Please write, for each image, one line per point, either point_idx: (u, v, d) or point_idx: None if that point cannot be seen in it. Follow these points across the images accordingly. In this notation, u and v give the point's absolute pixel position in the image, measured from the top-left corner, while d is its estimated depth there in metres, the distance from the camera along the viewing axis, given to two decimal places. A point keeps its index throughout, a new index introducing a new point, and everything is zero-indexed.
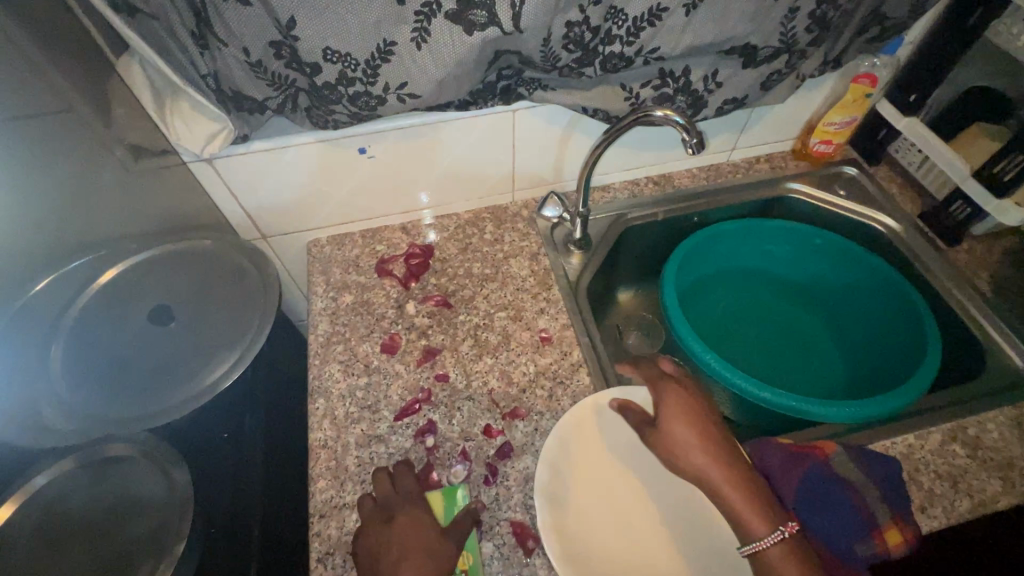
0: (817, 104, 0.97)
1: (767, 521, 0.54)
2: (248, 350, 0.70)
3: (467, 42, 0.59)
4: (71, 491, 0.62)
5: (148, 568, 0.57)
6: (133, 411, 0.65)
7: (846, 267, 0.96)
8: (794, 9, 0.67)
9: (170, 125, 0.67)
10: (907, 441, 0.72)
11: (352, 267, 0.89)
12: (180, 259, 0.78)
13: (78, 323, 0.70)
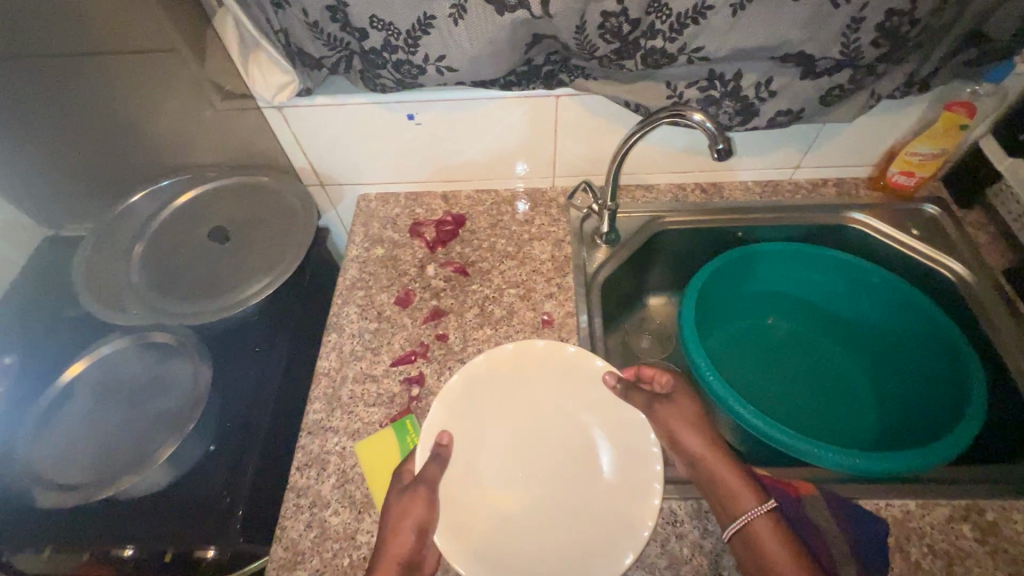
0: (902, 130, 0.88)
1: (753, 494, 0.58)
2: (276, 278, 0.80)
3: (499, 21, 0.62)
4: (126, 362, 0.78)
5: (163, 441, 0.71)
6: (179, 309, 0.78)
7: (900, 313, 0.87)
8: (858, 18, 0.62)
9: (250, 75, 0.77)
10: (907, 506, 0.66)
11: (390, 224, 0.96)
12: (245, 192, 0.91)
13: (157, 233, 0.86)
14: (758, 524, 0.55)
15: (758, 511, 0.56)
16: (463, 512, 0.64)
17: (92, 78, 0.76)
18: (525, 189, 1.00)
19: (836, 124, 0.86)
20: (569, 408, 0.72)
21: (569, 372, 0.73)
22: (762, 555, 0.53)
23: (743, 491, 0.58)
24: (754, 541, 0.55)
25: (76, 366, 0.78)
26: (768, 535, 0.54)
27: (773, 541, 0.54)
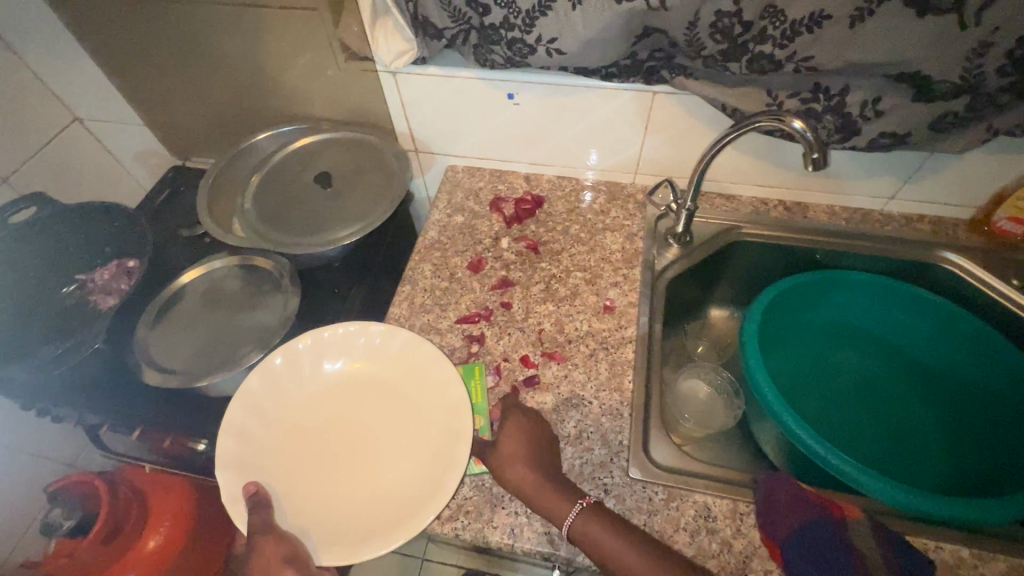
0: (1017, 173, 0.83)
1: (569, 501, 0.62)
2: (367, 225, 0.87)
3: (615, 10, 0.66)
4: (229, 279, 0.89)
5: (247, 349, 0.79)
6: (281, 239, 0.87)
7: (986, 364, 0.82)
8: (985, 44, 0.60)
9: (375, 39, 0.84)
10: (958, 553, 0.63)
11: (472, 196, 1.02)
12: (350, 145, 0.98)
13: (272, 170, 0.96)
14: (585, 529, 0.59)
15: (577, 512, 0.60)
16: (290, 503, 0.64)
17: (247, 26, 0.88)
18: (606, 182, 1.03)
19: (943, 157, 0.82)
20: (377, 387, 0.74)
21: (369, 350, 0.76)
22: (599, 554, 0.58)
23: (557, 502, 0.62)
24: (590, 544, 0.59)
25: (195, 271, 0.90)
26: (596, 532, 0.59)
27: (603, 537, 0.59)
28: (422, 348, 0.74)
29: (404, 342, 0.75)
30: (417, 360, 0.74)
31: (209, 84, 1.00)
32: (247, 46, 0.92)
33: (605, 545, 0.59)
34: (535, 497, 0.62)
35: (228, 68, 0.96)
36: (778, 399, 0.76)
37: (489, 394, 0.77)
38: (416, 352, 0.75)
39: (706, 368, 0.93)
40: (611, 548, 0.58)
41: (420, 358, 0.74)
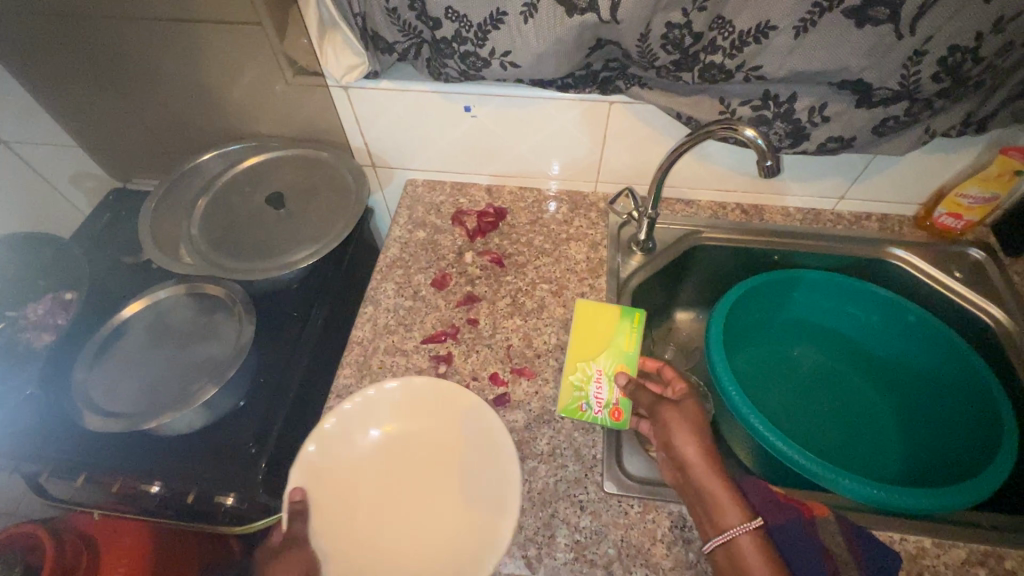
0: (953, 171, 0.87)
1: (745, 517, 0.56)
2: (324, 246, 0.83)
3: (567, 23, 0.65)
4: (177, 308, 0.84)
5: (200, 384, 0.75)
6: (232, 264, 0.83)
7: (934, 355, 0.86)
8: (919, 52, 0.62)
9: (324, 54, 0.82)
10: (920, 543, 0.65)
11: (434, 210, 1.00)
12: (303, 162, 0.94)
13: (220, 192, 0.91)
14: (744, 546, 0.54)
15: (745, 528, 0.55)
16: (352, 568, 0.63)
17: (185, 40, 0.83)
18: (566, 191, 1.03)
19: (887, 158, 0.86)
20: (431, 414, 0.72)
21: (404, 402, 0.73)
22: (742, 574, 0.54)
23: (726, 511, 0.57)
24: (735, 556, 0.55)
25: (136, 304, 0.84)
26: (753, 553, 0.54)
27: (755, 559, 0.54)
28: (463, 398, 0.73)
29: (436, 387, 0.73)
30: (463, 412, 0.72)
31: (146, 102, 0.94)
32: (186, 62, 0.87)
33: (751, 568, 0.54)
34: (713, 506, 0.58)
35: (166, 85, 0.91)
36: (744, 401, 0.77)
37: None
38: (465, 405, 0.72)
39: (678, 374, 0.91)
40: (757, 573, 0.53)
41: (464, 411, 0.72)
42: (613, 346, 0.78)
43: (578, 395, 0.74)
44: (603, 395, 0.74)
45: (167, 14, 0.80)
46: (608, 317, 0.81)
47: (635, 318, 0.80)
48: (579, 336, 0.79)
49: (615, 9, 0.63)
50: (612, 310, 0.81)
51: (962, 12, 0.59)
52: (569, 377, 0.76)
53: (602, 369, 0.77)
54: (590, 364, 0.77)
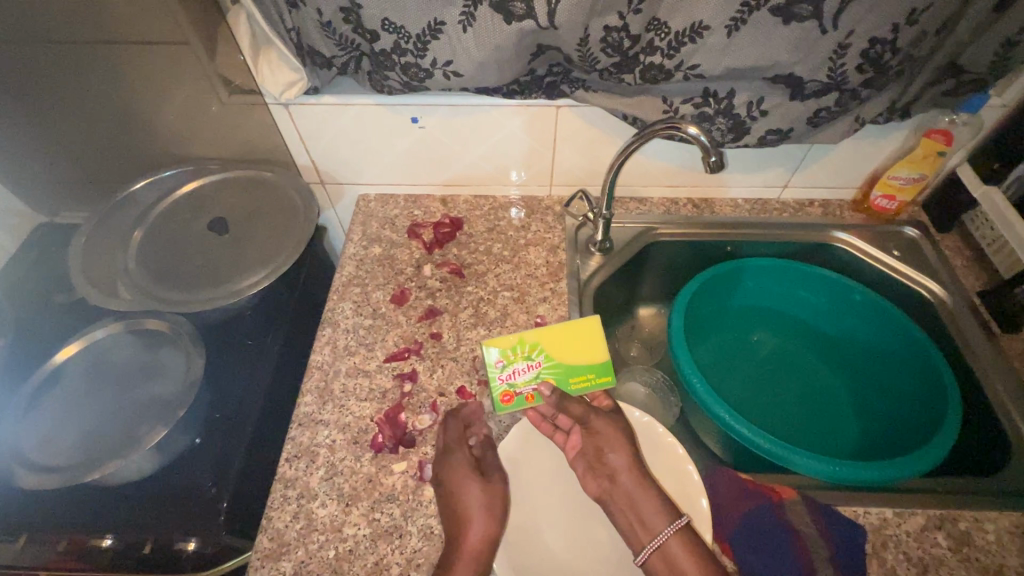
0: (884, 155, 0.92)
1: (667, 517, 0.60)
2: (275, 271, 0.80)
3: (506, 30, 0.64)
4: (117, 349, 0.79)
5: (150, 428, 0.71)
6: (176, 296, 0.78)
7: (881, 330, 0.90)
8: (844, 45, 0.65)
9: (259, 71, 0.80)
10: (883, 514, 0.67)
11: (388, 225, 0.98)
12: (246, 183, 0.90)
13: (157, 221, 0.86)
14: (673, 547, 0.58)
15: (674, 528, 0.59)
16: None
17: (107, 63, 0.79)
18: (521, 197, 1.02)
19: (824, 146, 0.89)
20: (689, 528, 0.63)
21: (540, 468, 0.70)
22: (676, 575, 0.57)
23: (655, 511, 0.60)
24: (667, 558, 0.58)
25: (69, 348, 0.79)
26: (679, 551, 0.58)
27: (685, 558, 0.57)
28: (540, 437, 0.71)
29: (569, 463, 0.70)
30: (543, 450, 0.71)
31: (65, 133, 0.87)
32: (109, 86, 0.82)
33: (683, 566, 0.57)
34: (642, 514, 0.61)
35: (88, 113, 0.85)
36: (709, 393, 0.78)
37: (427, 432, 0.73)
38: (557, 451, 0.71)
39: (643, 371, 0.93)
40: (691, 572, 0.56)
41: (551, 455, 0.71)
42: (567, 363, 0.76)
43: (507, 355, 0.76)
44: (517, 378, 0.75)
45: (85, 34, 0.76)
46: (591, 351, 0.77)
47: (603, 377, 0.76)
48: (560, 332, 0.77)
49: (554, 15, 0.63)
50: (600, 350, 0.77)
51: (882, 5, 0.62)
52: (516, 339, 0.76)
53: (540, 363, 0.76)
54: (538, 351, 0.76)
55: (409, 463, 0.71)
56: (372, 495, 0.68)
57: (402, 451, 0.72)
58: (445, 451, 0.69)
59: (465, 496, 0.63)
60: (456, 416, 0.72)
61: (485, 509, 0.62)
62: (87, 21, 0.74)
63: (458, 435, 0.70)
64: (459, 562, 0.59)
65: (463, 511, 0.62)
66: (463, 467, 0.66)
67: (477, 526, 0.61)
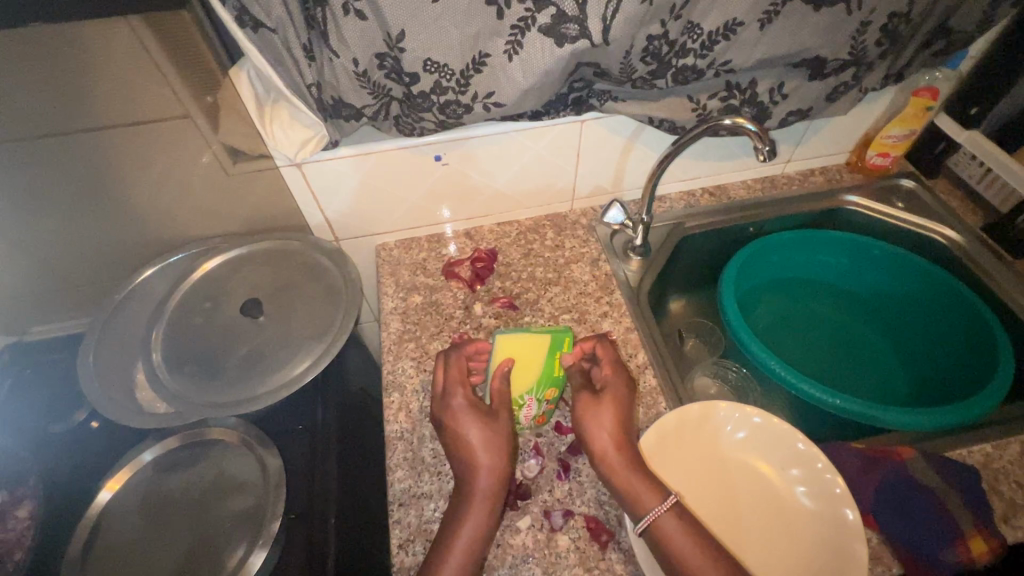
0: (875, 116, 0.98)
1: (656, 497, 0.57)
2: (331, 345, 0.73)
3: (558, 53, 0.62)
4: (169, 471, 0.70)
5: (242, 554, 0.63)
6: (224, 396, 0.70)
7: (913, 280, 0.95)
8: (866, 22, 0.70)
9: (268, 131, 0.72)
10: (984, 450, 0.71)
11: (420, 270, 0.93)
12: (270, 256, 0.83)
13: (175, 314, 0.76)
14: (665, 524, 0.56)
15: (661, 509, 0.56)
16: None
17: (84, 154, 0.70)
18: (544, 215, 1.00)
19: (824, 119, 0.94)
20: (831, 518, 0.62)
21: (689, 449, 0.68)
22: (669, 553, 0.55)
23: (643, 490, 0.58)
24: (663, 539, 0.56)
25: (116, 480, 0.68)
26: (674, 530, 0.56)
27: (677, 535, 0.56)
28: (684, 427, 0.67)
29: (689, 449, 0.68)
30: (686, 433, 0.68)
31: (30, 245, 0.74)
32: (91, 176, 0.72)
33: (677, 547, 0.55)
34: (631, 493, 0.58)
35: (60, 214, 0.74)
36: (794, 373, 0.79)
37: (540, 478, 0.70)
38: (702, 433, 0.68)
39: (711, 363, 0.92)
40: (686, 553, 0.54)
41: (695, 434, 0.68)
42: (542, 370, 0.70)
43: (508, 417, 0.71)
44: (531, 412, 0.71)
45: (59, 127, 0.66)
46: (538, 347, 0.68)
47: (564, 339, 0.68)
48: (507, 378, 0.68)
49: (604, 31, 0.62)
50: (538, 341, 0.67)
51: None
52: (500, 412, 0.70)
53: (531, 393, 0.70)
54: (519, 396, 0.70)
55: (533, 516, 0.67)
56: (506, 560, 0.64)
57: (521, 504, 0.68)
58: (443, 391, 0.67)
59: (480, 441, 0.62)
60: (457, 350, 0.70)
61: (490, 450, 0.62)
62: (63, 112, 0.65)
63: (458, 373, 0.68)
64: (475, 506, 0.60)
65: (468, 454, 0.62)
66: (467, 412, 0.64)
67: (483, 470, 0.61)
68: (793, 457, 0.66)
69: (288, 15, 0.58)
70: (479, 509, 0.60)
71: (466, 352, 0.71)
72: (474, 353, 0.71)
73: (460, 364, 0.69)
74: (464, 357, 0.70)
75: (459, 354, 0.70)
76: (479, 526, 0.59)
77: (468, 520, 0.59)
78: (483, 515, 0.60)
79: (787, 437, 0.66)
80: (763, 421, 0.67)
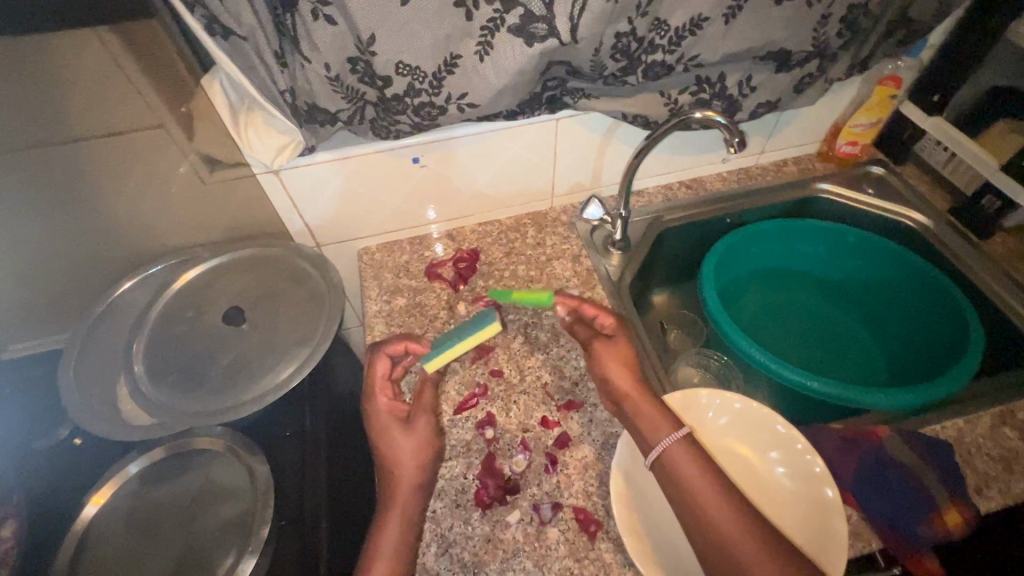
0: (844, 106, 1.01)
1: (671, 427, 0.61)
2: (315, 350, 0.74)
3: (528, 52, 0.63)
4: (155, 483, 0.69)
5: (232, 561, 0.63)
6: (208, 405, 0.70)
7: (885, 263, 0.98)
8: (826, 15, 0.72)
9: (243, 137, 0.71)
10: (958, 425, 0.74)
11: (403, 272, 0.93)
12: (252, 263, 0.83)
13: (156, 325, 0.76)
14: (674, 451, 0.58)
15: (674, 437, 0.59)
16: None
17: (57, 166, 0.69)
18: (525, 213, 1.01)
19: (793, 110, 0.97)
20: (812, 497, 0.63)
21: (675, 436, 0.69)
22: (679, 479, 0.57)
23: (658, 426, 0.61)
24: (671, 465, 0.58)
25: (100, 495, 0.68)
26: (684, 458, 0.58)
27: (687, 465, 0.57)
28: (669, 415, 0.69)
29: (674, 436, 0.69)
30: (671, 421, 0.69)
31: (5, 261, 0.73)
32: (65, 189, 0.72)
33: (692, 484, 0.57)
34: (643, 427, 0.62)
35: (35, 228, 0.73)
36: (773, 359, 0.80)
37: (528, 473, 0.70)
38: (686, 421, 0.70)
39: (694, 353, 0.94)
40: (691, 477, 0.57)
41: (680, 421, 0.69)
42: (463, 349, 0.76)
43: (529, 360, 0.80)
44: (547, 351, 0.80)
45: (30, 140, 0.66)
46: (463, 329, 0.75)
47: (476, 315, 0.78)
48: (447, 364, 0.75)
49: (572, 30, 0.63)
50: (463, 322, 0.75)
51: None
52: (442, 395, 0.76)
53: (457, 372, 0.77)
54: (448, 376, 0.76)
55: (522, 510, 0.67)
56: (497, 555, 0.64)
57: (510, 499, 0.68)
58: (366, 398, 0.69)
59: (402, 438, 0.66)
60: (382, 350, 0.73)
61: (416, 454, 0.65)
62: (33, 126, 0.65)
63: (381, 377, 0.71)
64: (392, 508, 0.62)
65: (391, 459, 0.64)
66: (389, 418, 0.67)
67: (407, 466, 0.64)
68: (773, 441, 0.68)
69: (259, 22, 0.58)
70: (400, 508, 0.62)
71: (385, 349, 0.73)
72: (386, 353, 0.73)
73: (378, 367, 0.72)
74: (384, 358, 0.73)
75: (383, 352, 0.73)
76: (404, 522, 0.61)
77: (387, 526, 0.61)
78: (400, 517, 0.61)
79: (767, 421, 0.68)
80: (744, 405, 0.69)
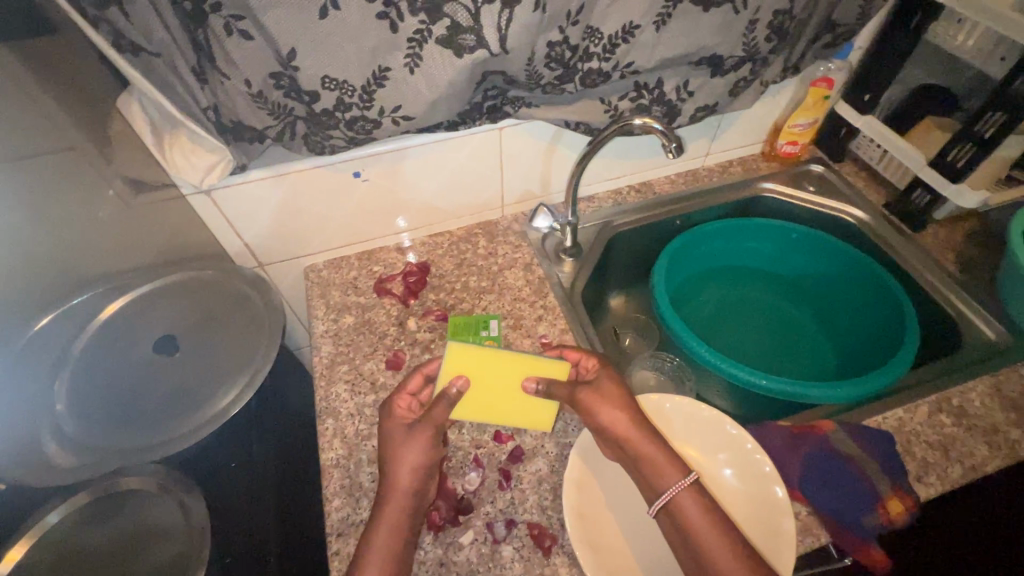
0: (781, 108, 1.04)
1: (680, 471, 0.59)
2: (254, 377, 0.70)
3: (458, 64, 0.62)
4: (81, 529, 0.65)
5: None
6: (137, 441, 0.66)
7: (828, 258, 1.00)
8: (754, 20, 0.73)
9: (170, 159, 0.67)
10: (898, 415, 0.76)
11: (351, 289, 0.90)
12: (189, 288, 0.80)
13: (80, 359, 0.72)
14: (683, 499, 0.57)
15: (682, 484, 0.58)
16: None
17: None
18: (476, 223, 1.00)
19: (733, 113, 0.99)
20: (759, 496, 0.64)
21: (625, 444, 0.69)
22: (684, 528, 0.57)
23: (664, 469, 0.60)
24: (676, 511, 0.58)
25: (19, 547, 0.63)
26: (691, 505, 0.57)
27: (696, 515, 0.57)
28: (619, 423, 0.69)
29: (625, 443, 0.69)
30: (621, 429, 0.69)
31: None
32: None
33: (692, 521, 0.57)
34: (648, 472, 0.60)
35: None
36: (722, 359, 0.81)
37: (482, 491, 0.69)
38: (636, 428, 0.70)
39: (650, 357, 0.94)
40: (695, 528, 0.56)
41: None
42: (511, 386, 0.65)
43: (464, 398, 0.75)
44: None
45: None
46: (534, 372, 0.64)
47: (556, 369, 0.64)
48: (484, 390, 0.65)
49: (502, 41, 0.62)
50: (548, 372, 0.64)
51: None
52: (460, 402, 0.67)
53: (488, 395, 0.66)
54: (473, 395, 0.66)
55: (476, 530, 0.66)
56: None
57: (463, 520, 0.67)
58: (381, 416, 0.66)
59: (398, 454, 0.62)
60: (417, 369, 0.68)
61: (412, 463, 0.62)
62: None
63: (406, 401, 0.67)
64: (382, 519, 0.60)
65: (390, 472, 0.62)
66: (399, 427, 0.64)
67: (401, 476, 0.61)
68: (722, 443, 0.68)
69: (172, 38, 0.55)
70: (387, 524, 0.60)
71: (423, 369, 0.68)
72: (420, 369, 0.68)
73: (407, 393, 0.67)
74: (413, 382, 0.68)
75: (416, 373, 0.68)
76: (389, 542, 0.59)
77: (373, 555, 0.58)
78: (394, 525, 0.60)
79: (715, 423, 0.69)
80: (691, 407, 0.70)
